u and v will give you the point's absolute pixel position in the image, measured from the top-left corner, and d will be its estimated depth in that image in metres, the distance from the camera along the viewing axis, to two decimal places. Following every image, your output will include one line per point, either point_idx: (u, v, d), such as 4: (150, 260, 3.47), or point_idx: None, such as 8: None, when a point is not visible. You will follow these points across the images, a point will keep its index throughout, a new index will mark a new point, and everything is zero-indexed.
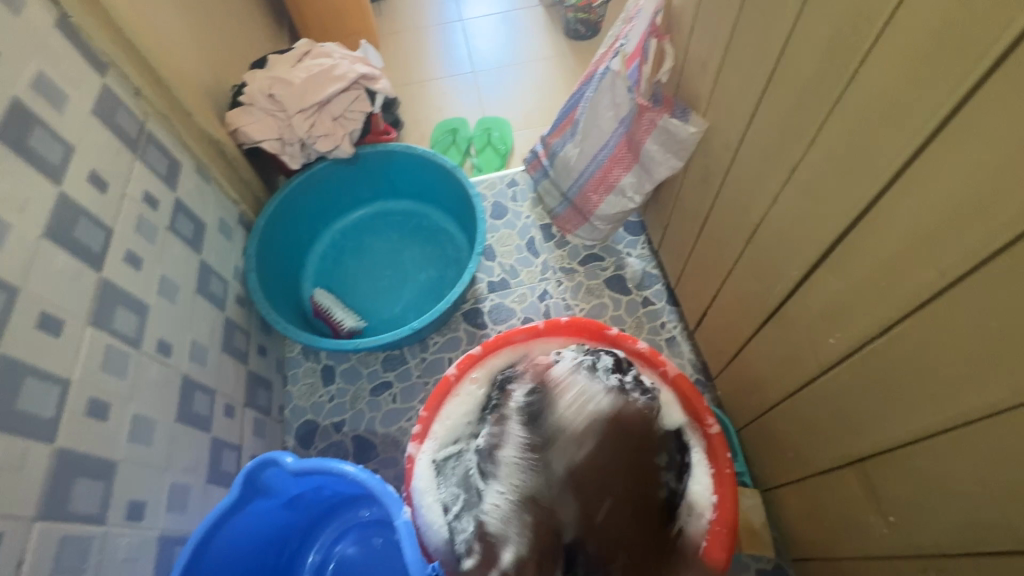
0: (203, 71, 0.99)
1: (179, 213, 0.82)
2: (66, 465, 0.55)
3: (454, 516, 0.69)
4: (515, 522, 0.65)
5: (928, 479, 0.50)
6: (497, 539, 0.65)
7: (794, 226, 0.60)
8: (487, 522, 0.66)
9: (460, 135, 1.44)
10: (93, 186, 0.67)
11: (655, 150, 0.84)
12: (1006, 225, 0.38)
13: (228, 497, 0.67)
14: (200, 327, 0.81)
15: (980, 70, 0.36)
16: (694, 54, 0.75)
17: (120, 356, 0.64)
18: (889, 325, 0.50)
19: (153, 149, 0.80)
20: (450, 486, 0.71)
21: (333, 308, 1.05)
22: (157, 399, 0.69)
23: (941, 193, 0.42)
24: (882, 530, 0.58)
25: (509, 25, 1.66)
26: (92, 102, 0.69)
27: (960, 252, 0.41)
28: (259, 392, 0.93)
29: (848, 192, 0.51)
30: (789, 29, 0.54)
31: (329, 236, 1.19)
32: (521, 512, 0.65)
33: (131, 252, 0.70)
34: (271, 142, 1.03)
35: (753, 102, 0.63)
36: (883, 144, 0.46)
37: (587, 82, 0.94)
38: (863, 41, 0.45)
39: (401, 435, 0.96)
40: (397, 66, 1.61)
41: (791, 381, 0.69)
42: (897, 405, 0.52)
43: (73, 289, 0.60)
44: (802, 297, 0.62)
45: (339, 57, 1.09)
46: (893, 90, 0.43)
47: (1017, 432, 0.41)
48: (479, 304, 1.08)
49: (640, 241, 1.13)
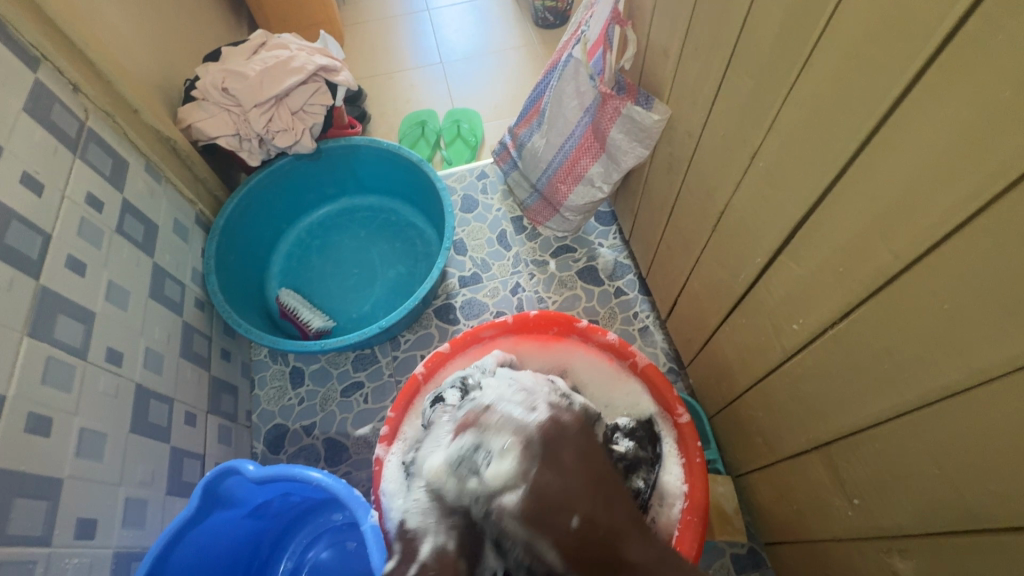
0: (151, 66, 0.94)
1: (127, 215, 0.79)
2: (5, 485, 0.52)
3: None
4: (513, 529, 0.51)
5: (889, 462, 0.51)
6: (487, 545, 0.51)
7: (757, 213, 0.60)
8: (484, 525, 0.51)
9: (428, 128, 1.41)
10: (28, 189, 0.63)
11: (621, 138, 0.83)
12: (956, 207, 0.37)
13: (188, 509, 0.64)
14: (155, 333, 0.78)
15: (927, 51, 0.36)
16: (655, 41, 0.74)
17: (63, 368, 0.61)
18: (849, 310, 0.50)
19: (96, 148, 0.76)
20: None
21: (300, 308, 1.02)
22: (107, 411, 0.66)
23: (893, 177, 0.41)
24: (847, 513, 0.59)
25: (476, 15, 1.63)
26: (23, 99, 0.65)
27: (912, 234, 0.41)
28: (223, 398, 0.90)
29: (805, 179, 0.51)
30: (744, 14, 0.53)
31: (295, 234, 1.15)
32: (518, 519, 0.51)
33: (73, 257, 0.67)
34: (227, 138, 0.99)
35: (713, 88, 0.62)
36: (837, 128, 0.45)
37: (551, 70, 0.92)
38: (816, 23, 0.44)
39: (373, 436, 0.94)
40: (362, 57, 1.57)
41: (758, 368, 0.69)
42: (859, 390, 0.52)
43: (6, 298, 0.57)
44: (766, 284, 0.62)
45: (297, 49, 1.05)
46: (845, 73, 0.43)
47: (972, 413, 0.41)
48: (451, 300, 1.07)
49: (612, 231, 1.12)
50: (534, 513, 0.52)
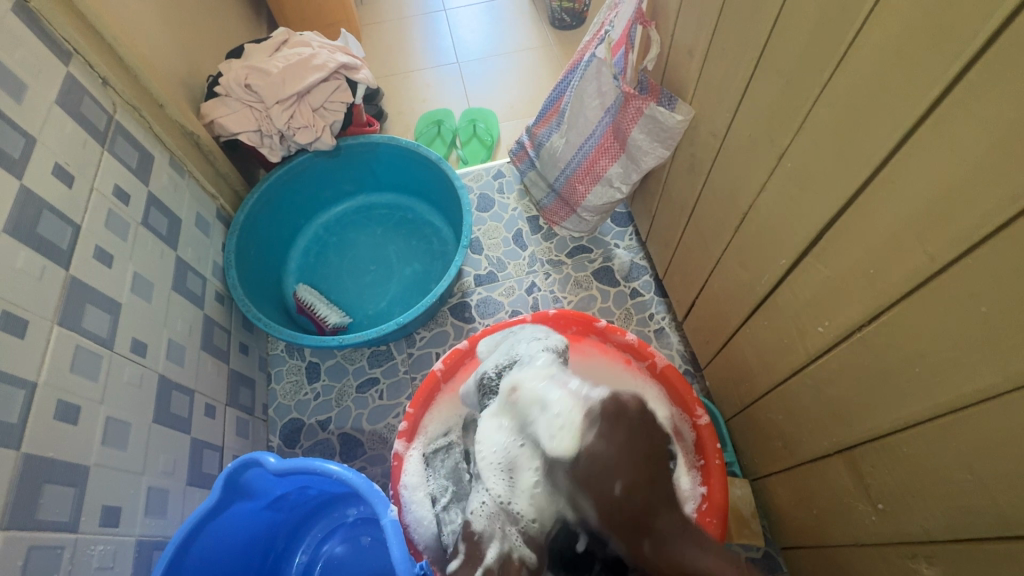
0: (176, 61, 0.95)
1: (152, 209, 0.79)
2: (35, 471, 0.53)
3: (442, 508, 0.68)
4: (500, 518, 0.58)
5: (918, 468, 0.50)
6: (480, 535, 0.59)
7: (783, 214, 0.59)
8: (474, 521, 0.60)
9: (444, 127, 1.41)
10: (59, 180, 0.64)
11: (642, 139, 0.83)
12: (996, 209, 0.37)
13: (209, 500, 0.65)
14: (178, 326, 0.79)
15: (970, 51, 0.36)
16: (680, 41, 0.74)
17: (91, 358, 0.62)
18: (878, 312, 0.49)
19: (123, 141, 0.77)
20: (439, 478, 0.70)
21: (317, 304, 1.03)
22: (131, 401, 0.66)
23: (931, 178, 0.41)
24: (870, 518, 0.58)
25: (492, 15, 1.63)
26: (55, 92, 0.66)
27: (950, 236, 0.41)
28: (241, 391, 0.91)
29: (836, 181, 0.50)
30: (775, 13, 0.53)
31: (312, 230, 1.16)
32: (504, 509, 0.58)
33: (101, 248, 0.68)
34: (249, 135, 1.00)
35: (740, 89, 0.62)
36: (872, 128, 0.45)
37: (572, 70, 0.92)
38: (851, 24, 0.44)
39: (389, 432, 0.94)
40: (379, 57, 1.58)
41: (780, 371, 0.68)
42: (888, 394, 0.51)
43: (37, 288, 0.58)
44: (790, 286, 0.61)
45: (319, 47, 1.06)
46: (882, 73, 0.43)
47: (1008, 418, 0.40)
48: (467, 298, 1.07)
49: (628, 232, 1.12)
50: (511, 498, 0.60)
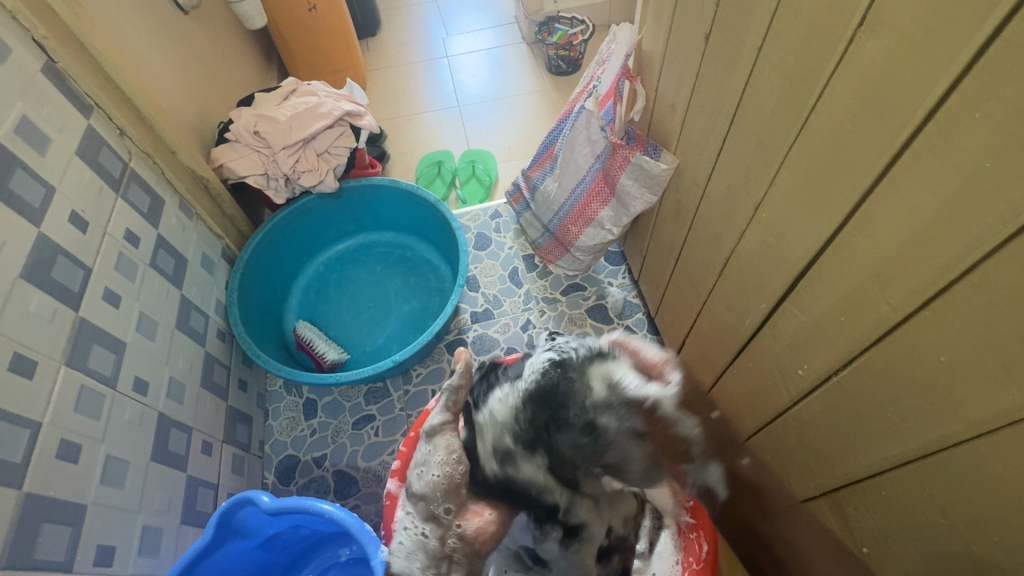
0: (190, 110, 1.01)
1: (160, 250, 0.83)
2: (33, 511, 0.54)
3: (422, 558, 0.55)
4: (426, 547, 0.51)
5: (898, 511, 0.52)
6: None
7: (762, 260, 0.62)
8: (396, 561, 0.54)
9: (444, 168, 1.46)
10: (74, 226, 0.67)
11: (630, 185, 0.86)
12: (946, 266, 0.40)
13: (203, 538, 0.65)
14: (179, 363, 0.81)
15: (915, 121, 0.39)
16: (663, 95, 0.78)
17: (94, 397, 0.64)
18: (851, 357, 0.51)
19: (136, 187, 0.81)
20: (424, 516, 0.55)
21: (316, 340, 1.05)
22: (131, 439, 0.68)
23: (889, 234, 0.44)
24: (857, 561, 0.60)
25: (492, 62, 1.72)
26: (76, 143, 0.71)
27: (907, 290, 0.43)
28: (238, 427, 0.92)
29: (807, 232, 0.53)
30: (746, 78, 0.57)
31: (313, 268, 1.19)
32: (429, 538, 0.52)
33: (110, 290, 0.71)
34: (255, 177, 1.04)
35: (718, 142, 0.66)
36: (832, 190, 0.48)
37: (564, 119, 0.98)
38: (811, 92, 0.48)
39: (383, 469, 0.95)
40: (384, 100, 1.65)
41: (765, 411, 0.70)
42: (866, 438, 0.53)
43: (49, 330, 0.60)
44: (771, 329, 0.63)
45: (325, 96, 1.12)
46: (839, 136, 0.46)
47: (974, 464, 0.42)
48: (463, 335, 1.09)
49: (621, 271, 1.15)
50: (437, 498, 0.52)
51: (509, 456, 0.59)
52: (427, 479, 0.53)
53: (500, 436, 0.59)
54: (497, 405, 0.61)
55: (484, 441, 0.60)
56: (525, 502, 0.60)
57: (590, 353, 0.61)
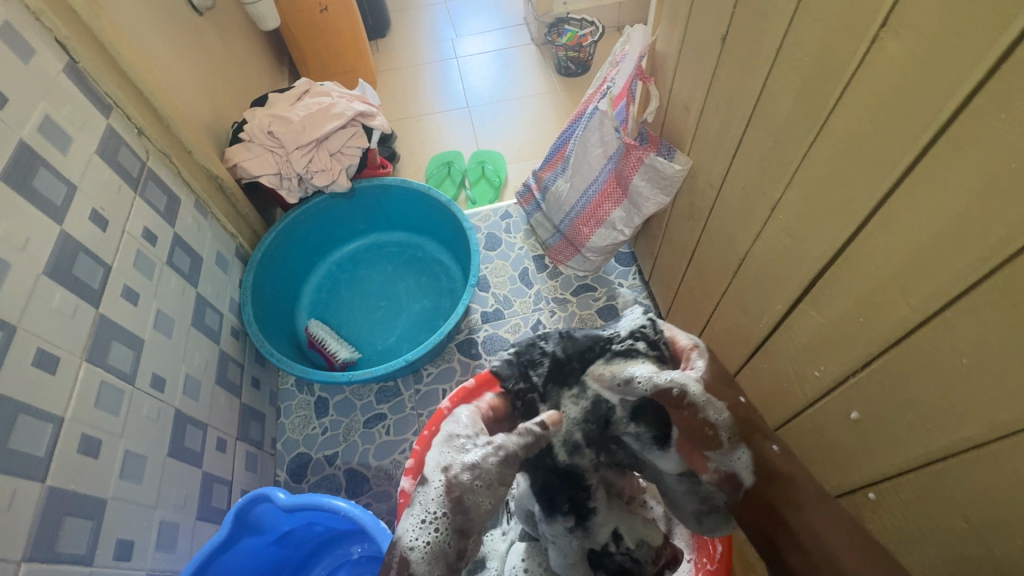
0: (205, 110, 1.02)
1: (176, 248, 0.84)
2: (56, 505, 0.55)
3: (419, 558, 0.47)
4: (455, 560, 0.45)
5: (917, 514, 0.52)
6: None
7: (778, 262, 0.62)
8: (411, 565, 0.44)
9: (454, 168, 1.47)
10: (94, 224, 0.68)
11: (643, 186, 0.86)
12: (968, 268, 0.40)
13: (219, 533, 0.66)
14: (195, 360, 0.82)
15: (937, 123, 0.39)
16: (678, 96, 0.79)
17: (113, 393, 0.65)
18: (870, 359, 0.51)
19: (154, 186, 0.82)
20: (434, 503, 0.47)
21: (328, 339, 1.05)
22: (148, 434, 0.69)
23: (909, 236, 0.44)
24: None
25: (502, 63, 1.72)
26: (96, 142, 0.72)
27: (928, 292, 0.43)
28: (251, 425, 0.93)
29: (825, 233, 0.53)
30: (763, 80, 0.57)
31: (325, 267, 1.20)
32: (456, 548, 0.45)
33: (128, 287, 0.72)
34: (269, 177, 1.05)
35: (733, 144, 0.66)
36: (851, 191, 0.49)
37: (577, 119, 0.98)
38: (831, 93, 0.48)
39: (395, 468, 0.95)
40: (395, 101, 1.66)
41: (781, 413, 0.69)
42: (884, 441, 0.53)
43: (70, 326, 0.61)
44: (787, 330, 0.63)
45: (338, 97, 1.13)
46: (859, 138, 0.46)
47: (996, 467, 0.42)
48: (473, 335, 1.09)
49: (631, 272, 1.15)
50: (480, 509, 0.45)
51: (578, 455, 0.58)
52: (468, 480, 0.45)
53: (572, 447, 0.58)
54: (570, 410, 0.59)
55: (554, 438, 0.57)
56: (567, 496, 0.58)
57: (636, 330, 0.58)
